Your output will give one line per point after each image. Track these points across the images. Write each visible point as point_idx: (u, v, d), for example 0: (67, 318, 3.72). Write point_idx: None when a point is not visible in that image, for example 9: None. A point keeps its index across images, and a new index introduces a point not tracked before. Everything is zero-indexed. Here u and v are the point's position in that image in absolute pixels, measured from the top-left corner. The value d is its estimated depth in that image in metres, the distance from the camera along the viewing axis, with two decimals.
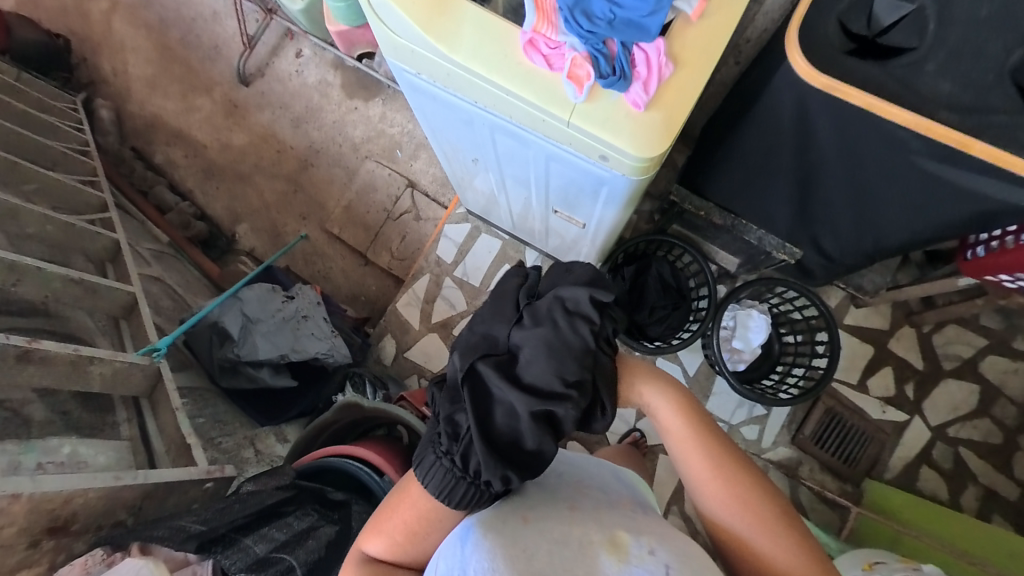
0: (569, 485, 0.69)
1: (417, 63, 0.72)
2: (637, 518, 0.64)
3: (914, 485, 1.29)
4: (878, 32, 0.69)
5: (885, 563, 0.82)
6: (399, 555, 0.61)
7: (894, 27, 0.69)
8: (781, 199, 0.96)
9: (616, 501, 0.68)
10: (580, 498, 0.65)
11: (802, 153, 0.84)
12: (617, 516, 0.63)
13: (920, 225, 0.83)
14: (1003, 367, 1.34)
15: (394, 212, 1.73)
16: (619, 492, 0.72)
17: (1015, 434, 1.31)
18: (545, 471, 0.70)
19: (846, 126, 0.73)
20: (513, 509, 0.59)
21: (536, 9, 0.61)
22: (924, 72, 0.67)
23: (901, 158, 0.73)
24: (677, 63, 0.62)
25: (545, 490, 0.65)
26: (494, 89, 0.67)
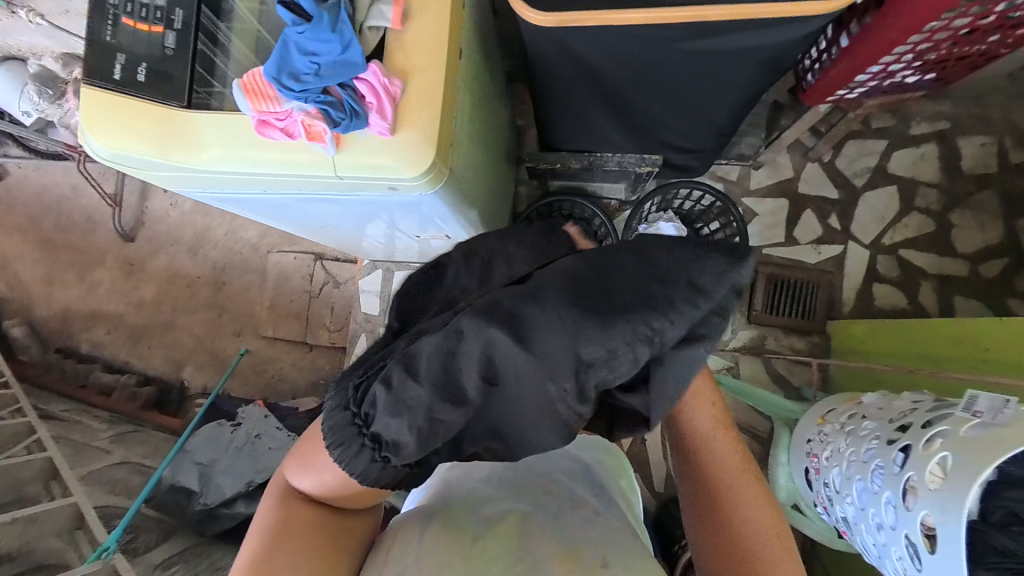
0: (536, 478, 0.68)
1: (191, 183, 0.70)
2: (600, 521, 0.63)
3: (872, 305, 1.36)
4: None
5: (834, 410, 0.84)
6: (325, 493, 0.56)
7: None
8: (611, 133, 0.96)
9: (574, 503, 0.66)
10: (543, 495, 0.65)
11: (596, 84, 0.82)
12: (576, 519, 0.62)
13: (733, 92, 0.82)
14: (910, 159, 1.39)
15: (315, 289, 1.74)
16: (581, 491, 0.70)
17: (945, 215, 1.37)
18: (516, 470, 0.70)
19: (607, 47, 0.71)
20: (477, 509, 0.62)
21: (247, 93, 0.58)
22: None
23: (670, 51, 0.71)
24: (405, 75, 0.61)
25: (516, 484, 0.66)
26: (260, 177, 0.65)
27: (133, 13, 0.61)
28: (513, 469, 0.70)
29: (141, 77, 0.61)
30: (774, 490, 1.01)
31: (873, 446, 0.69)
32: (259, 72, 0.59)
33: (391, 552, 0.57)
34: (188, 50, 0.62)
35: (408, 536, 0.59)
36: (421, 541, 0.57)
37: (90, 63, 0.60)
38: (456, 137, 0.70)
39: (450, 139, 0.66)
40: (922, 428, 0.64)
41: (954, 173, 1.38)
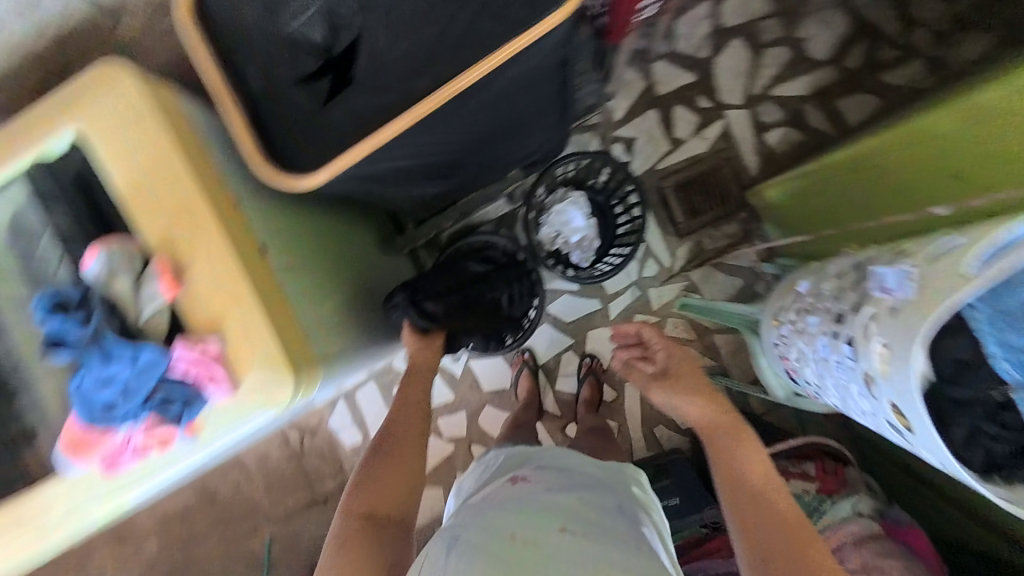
0: (563, 497, 0.66)
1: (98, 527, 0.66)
2: (624, 547, 0.60)
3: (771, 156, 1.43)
4: (326, 48, 0.66)
5: (782, 307, 0.91)
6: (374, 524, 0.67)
7: (327, 35, 0.66)
8: (463, 177, 0.94)
9: (605, 531, 0.62)
10: (574, 518, 0.63)
11: (427, 163, 0.78)
12: (600, 556, 0.58)
13: (540, 102, 0.80)
14: (729, 12, 1.44)
15: (297, 446, 1.62)
16: (610, 516, 0.65)
17: (789, 38, 1.41)
18: (545, 492, 0.67)
19: (410, 143, 0.67)
20: (502, 529, 0.61)
21: (73, 452, 0.53)
22: (383, 47, 0.64)
23: (463, 111, 0.67)
24: (218, 324, 0.56)
25: (545, 506, 0.64)
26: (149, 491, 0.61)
27: None
28: (548, 494, 0.67)
29: None
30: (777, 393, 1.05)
31: (824, 341, 0.75)
32: (70, 424, 0.53)
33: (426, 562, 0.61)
34: None
35: (437, 550, 0.62)
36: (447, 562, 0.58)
37: None
38: (312, 325, 0.65)
39: (306, 345, 0.61)
40: (856, 315, 0.68)
41: None
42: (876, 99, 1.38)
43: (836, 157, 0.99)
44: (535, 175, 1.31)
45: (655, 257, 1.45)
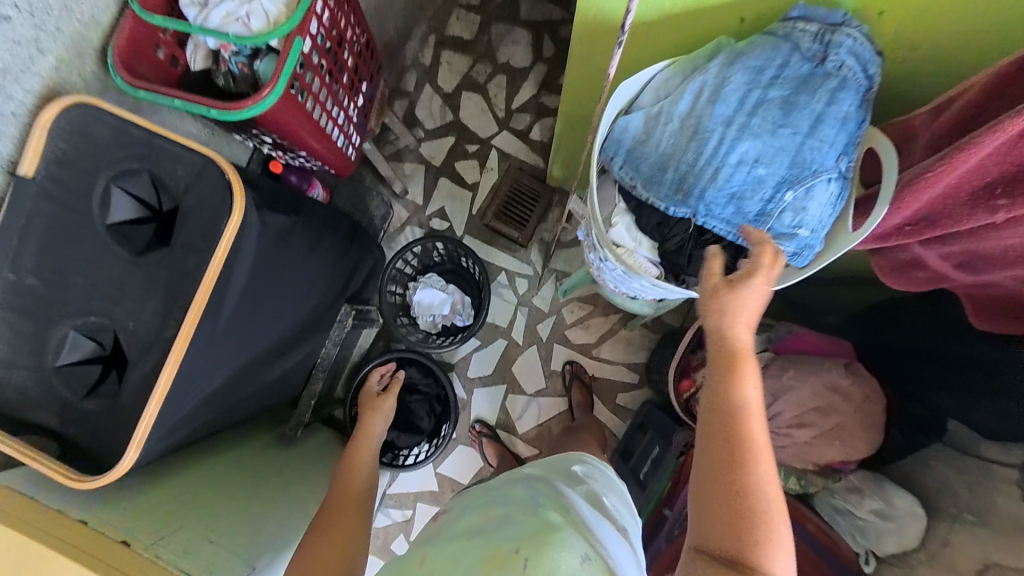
0: (477, 515, 0.72)
1: None
2: (528, 519, 0.66)
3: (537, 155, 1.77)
4: (100, 350, 0.76)
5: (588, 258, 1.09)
6: None
7: (94, 342, 0.76)
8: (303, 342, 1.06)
9: (512, 514, 0.68)
10: (484, 523, 0.68)
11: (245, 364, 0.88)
12: (504, 532, 0.64)
13: (300, 260, 0.95)
14: (439, 93, 1.82)
15: None
16: (519, 500, 0.72)
17: (487, 85, 1.82)
18: (462, 516, 0.73)
19: (205, 364, 0.77)
20: (415, 559, 0.69)
21: None
22: (141, 319, 0.75)
23: (229, 319, 0.79)
24: None
25: (460, 530, 0.70)
26: None
27: None
28: (462, 521, 0.72)
29: None
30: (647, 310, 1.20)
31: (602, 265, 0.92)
32: None
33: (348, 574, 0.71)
34: None
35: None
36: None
37: None
38: (211, 561, 0.71)
39: None
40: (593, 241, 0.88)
41: (467, 47, 1.84)
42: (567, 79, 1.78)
43: (563, 128, 1.19)
44: (378, 286, 1.43)
45: (519, 273, 1.67)
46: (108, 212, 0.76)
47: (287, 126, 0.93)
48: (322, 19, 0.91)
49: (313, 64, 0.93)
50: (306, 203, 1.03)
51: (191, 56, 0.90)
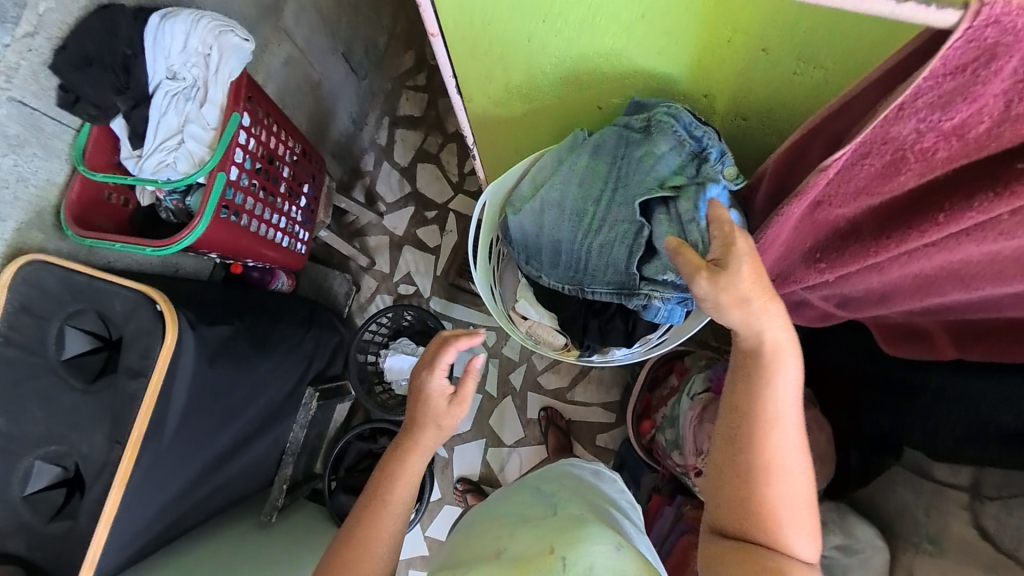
0: (491, 526, 0.74)
1: None
2: (547, 520, 0.70)
3: None
4: (61, 475, 0.83)
5: None
6: None
7: (55, 468, 0.84)
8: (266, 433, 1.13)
9: (528, 518, 0.72)
10: (501, 533, 0.71)
11: (202, 467, 0.96)
12: (527, 534, 0.68)
13: (249, 361, 1.04)
14: (396, 166, 1.94)
15: None
16: (535, 506, 0.76)
17: (440, 151, 1.93)
18: (482, 527, 0.76)
19: (154, 474, 0.86)
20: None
21: None
22: (93, 445, 0.84)
23: (172, 431, 0.88)
24: None
25: (477, 546, 0.72)
26: None
27: None
28: (483, 529, 0.75)
29: None
30: None
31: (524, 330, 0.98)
32: None
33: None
34: None
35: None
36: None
37: None
38: None
39: None
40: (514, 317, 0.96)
41: (418, 120, 1.96)
42: None
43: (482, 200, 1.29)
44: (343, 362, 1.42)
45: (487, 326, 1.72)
46: (62, 349, 0.86)
47: (225, 243, 1.08)
48: (245, 146, 1.07)
49: (242, 186, 1.09)
50: (253, 304, 1.15)
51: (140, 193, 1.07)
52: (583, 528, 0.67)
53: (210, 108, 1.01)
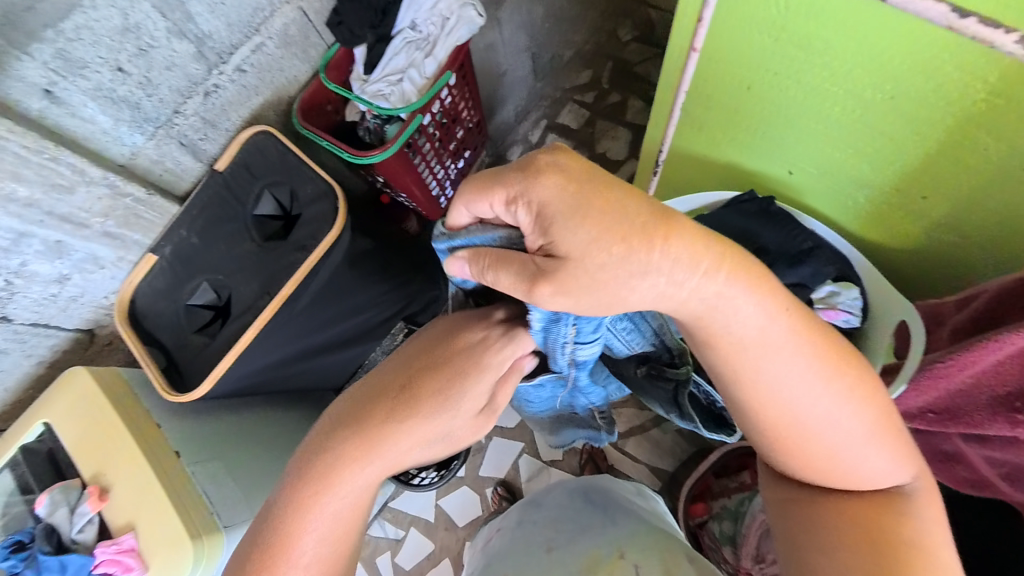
0: (545, 528, 0.93)
1: None
2: (600, 524, 0.90)
3: None
4: (217, 300, 1.01)
5: None
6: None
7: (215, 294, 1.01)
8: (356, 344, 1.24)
9: (584, 525, 0.91)
10: (554, 536, 0.90)
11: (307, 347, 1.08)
12: (582, 542, 0.86)
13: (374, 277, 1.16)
14: None
15: None
16: (586, 515, 0.94)
17: None
18: (530, 530, 0.95)
19: (278, 333, 0.99)
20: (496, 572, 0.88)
21: None
22: (247, 289, 0.99)
23: (304, 306, 1.01)
24: (131, 524, 0.74)
25: (527, 545, 0.91)
26: None
27: None
28: (529, 533, 0.94)
29: None
30: None
31: None
32: None
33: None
34: None
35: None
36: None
37: None
38: (218, 499, 0.83)
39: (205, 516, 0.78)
40: None
41: (572, 132, 2.05)
42: None
43: None
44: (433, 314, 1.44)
45: None
46: (256, 206, 1.05)
47: (393, 172, 1.20)
48: (443, 102, 1.22)
49: (428, 132, 1.23)
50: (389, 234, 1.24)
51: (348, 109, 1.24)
52: (642, 535, 0.85)
53: (431, 60, 1.16)
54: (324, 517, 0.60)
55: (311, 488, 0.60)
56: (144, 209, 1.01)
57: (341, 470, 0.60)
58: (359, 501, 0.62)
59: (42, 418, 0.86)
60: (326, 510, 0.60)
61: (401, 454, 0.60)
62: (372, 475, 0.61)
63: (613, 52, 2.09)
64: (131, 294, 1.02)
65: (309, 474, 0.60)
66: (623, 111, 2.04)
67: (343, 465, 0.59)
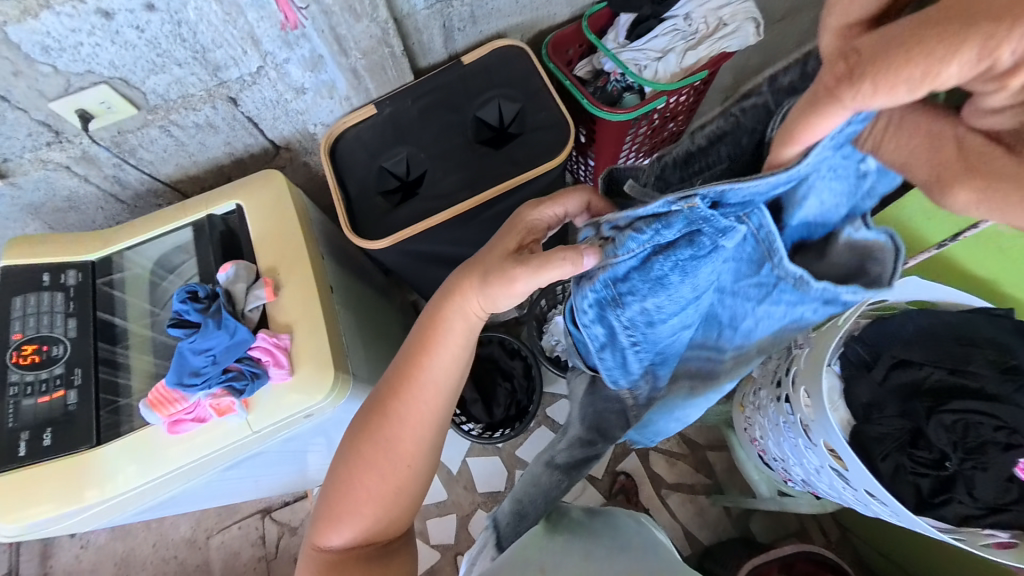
0: (581, 537, 0.75)
1: (91, 521, 0.71)
2: (648, 557, 0.71)
3: None
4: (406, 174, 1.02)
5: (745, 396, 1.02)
6: (354, 530, 0.68)
7: (410, 167, 1.02)
8: None
9: (626, 546, 0.73)
10: (592, 547, 0.71)
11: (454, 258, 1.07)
12: (630, 562, 0.68)
13: None
14: None
15: (274, 549, 1.52)
16: (628, 541, 0.76)
17: None
18: (559, 531, 0.76)
19: (448, 234, 0.99)
20: (534, 561, 0.66)
21: (156, 405, 0.68)
22: (441, 178, 0.99)
23: (480, 221, 1.00)
24: (289, 328, 0.75)
25: (560, 545, 0.71)
26: (165, 474, 0.69)
27: (33, 392, 0.69)
28: (556, 533, 0.76)
29: (47, 442, 0.67)
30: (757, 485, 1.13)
31: (772, 407, 0.85)
32: (162, 384, 0.69)
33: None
34: (91, 398, 0.70)
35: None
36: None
37: None
38: (349, 350, 0.82)
39: (344, 356, 0.78)
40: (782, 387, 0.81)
41: None
42: None
43: None
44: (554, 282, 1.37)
45: None
46: (478, 106, 1.02)
47: (605, 137, 1.12)
48: (679, 98, 1.13)
49: (650, 121, 1.14)
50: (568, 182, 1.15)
51: (580, 65, 1.17)
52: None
53: (695, 53, 1.06)
54: (430, 385, 0.67)
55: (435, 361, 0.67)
56: (391, 64, 1.02)
57: (453, 333, 0.66)
58: (452, 370, 0.68)
59: (239, 199, 0.86)
60: (434, 374, 0.67)
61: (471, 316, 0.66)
62: (460, 352, 0.68)
63: None
64: (340, 130, 1.04)
65: (434, 345, 0.66)
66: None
67: (442, 323, 0.66)
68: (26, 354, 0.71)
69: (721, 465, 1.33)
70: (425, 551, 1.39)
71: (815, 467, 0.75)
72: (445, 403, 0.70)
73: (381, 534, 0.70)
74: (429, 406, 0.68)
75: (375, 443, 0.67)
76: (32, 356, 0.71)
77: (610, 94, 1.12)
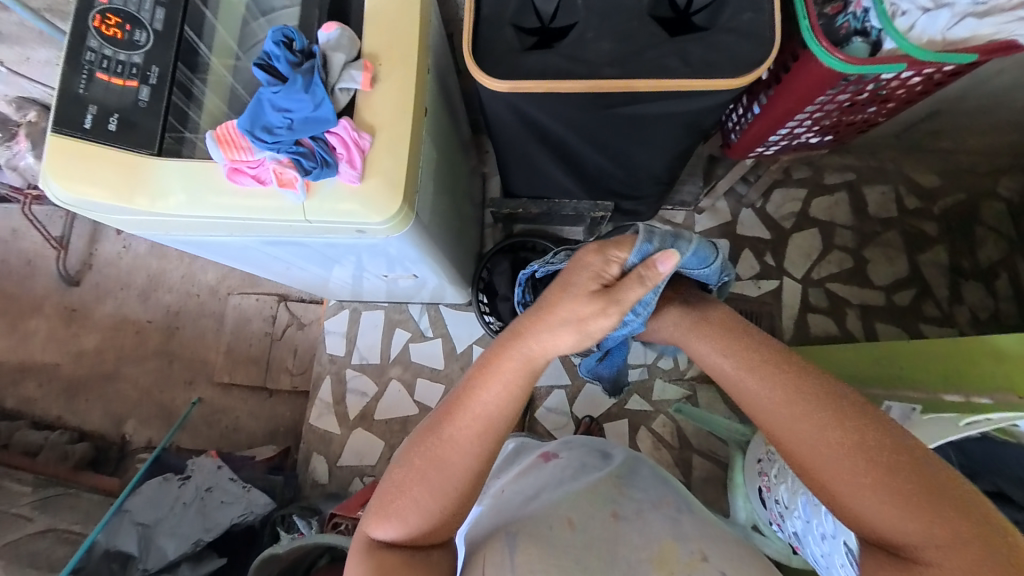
0: (606, 481, 0.64)
1: (144, 228, 0.72)
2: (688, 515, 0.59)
3: (807, 333, 1.51)
4: (548, 19, 0.84)
5: None
6: (410, 533, 0.57)
7: (557, 12, 0.84)
8: (564, 182, 1.11)
9: (657, 500, 0.62)
10: (622, 498, 0.61)
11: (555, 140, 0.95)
12: (660, 518, 0.57)
13: (664, 151, 0.98)
14: (826, 204, 1.60)
15: (277, 331, 1.63)
16: (659, 490, 0.65)
17: (859, 252, 1.57)
18: (586, 473, 0.66)
19: (563, 109, 0.85)
20: (557, 512, 0.57)
21: (220, 144, 0.64)
22: (587, 40, 0.81)
23: (608, 113, 0.85)
24: (373, 130, 0.67)
25: (587, 490, 0.61)
26: (213, 216, 0.68)
27: (109, 69, 0.65)
28: (581, 472, 0.67)
29: (112, 127, 0.65)
30: (734, 512, 1.04)
31: None
32: (232, 125, 0.64)
33: (482, 570, 0.53)
34: (162, 104, 0.66)
35: (494, 541, 0.55)
36: (510, 558, 0.52)
37: (59, 113, 0.63)
38: (420, 187, 0.75)
39: (416, 186, 0.71)
40: None
41: (862, 215, 1.59)
42: (903, 334, 1.51)
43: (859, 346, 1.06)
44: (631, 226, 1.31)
45: None
46: None
47: (796, 85, 0.88)
48: (918, 74, 0.86)
49: (863, 87, 0.89)
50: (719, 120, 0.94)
51: None
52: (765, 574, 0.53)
53: (973, 25, 0.78)
54: (487, 410, 0.57)
55: (492, 392, 0.57)
56: None
57: (515, 365, 0.58)
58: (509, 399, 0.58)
59: None
60: (495, 400, 0.57)
61: (544, 358, 0.59)
62: (518, 388, 0.58)
63: (974, 189, 1.59)
64: None
65: (497, 368, 0.58)
66: (922, 248, 1.57)
67: (508, 351, 0.58)
68: (109, 24, 0.65)
69: (700, 473, 1.33)
70: (405, 403, 1.50)
71: (823, 534, 0.70)
72: (497, 438, 0.58)
73: (425, 541, 0.58)
74: (478, 433, 0.57)
75: (429, 452, 0.57)
76: (115, 31, 0.65)
77: (834, 32, 0.85)
